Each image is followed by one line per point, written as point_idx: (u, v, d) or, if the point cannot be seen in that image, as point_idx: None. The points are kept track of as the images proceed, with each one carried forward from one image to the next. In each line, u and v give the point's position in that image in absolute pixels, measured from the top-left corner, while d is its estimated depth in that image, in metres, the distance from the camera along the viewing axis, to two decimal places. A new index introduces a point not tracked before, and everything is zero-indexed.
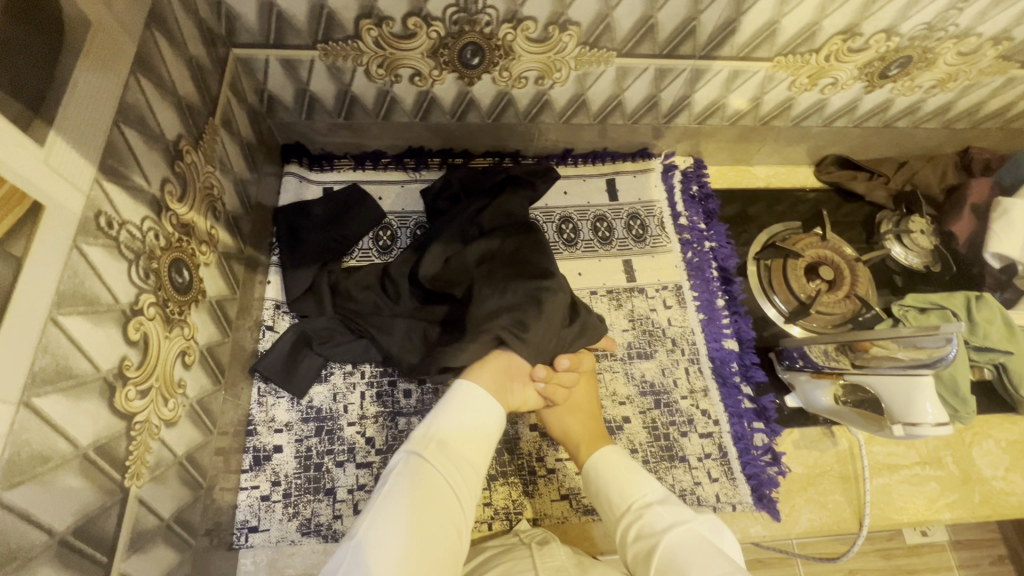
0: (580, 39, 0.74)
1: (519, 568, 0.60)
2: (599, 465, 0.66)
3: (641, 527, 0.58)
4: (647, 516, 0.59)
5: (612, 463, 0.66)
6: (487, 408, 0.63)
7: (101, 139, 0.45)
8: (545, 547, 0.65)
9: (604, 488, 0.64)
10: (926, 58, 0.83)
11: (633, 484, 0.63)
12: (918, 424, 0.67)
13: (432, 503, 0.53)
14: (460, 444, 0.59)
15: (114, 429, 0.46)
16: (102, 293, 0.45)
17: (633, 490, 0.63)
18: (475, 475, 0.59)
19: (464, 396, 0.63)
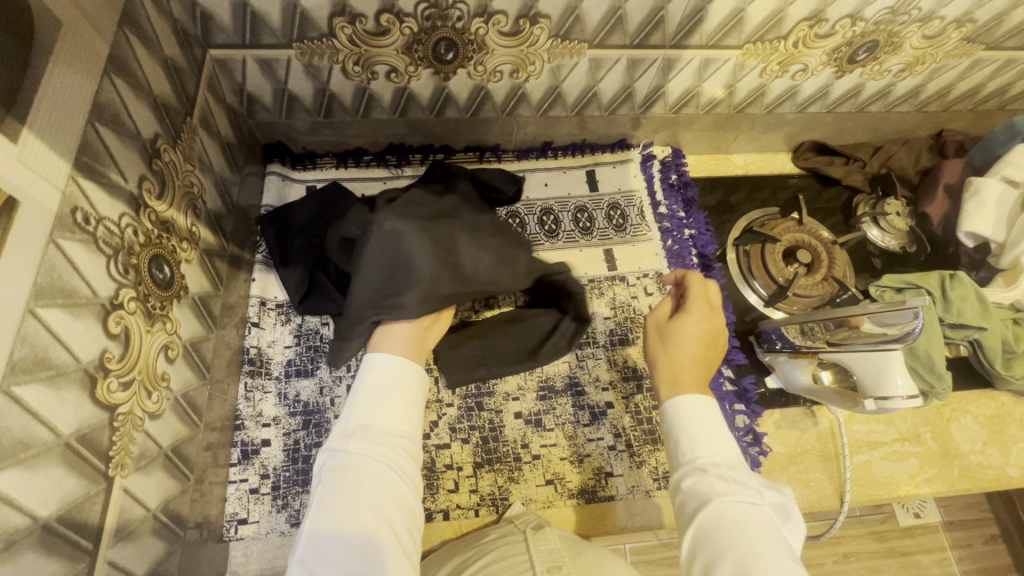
0: (551, 32, 0.76)
1: (513, 553, 0.61)
2: (681, 406, 0.59)
3: (702, 485, 0.53)
4: (711, 478, 0.54)
5: (694, 410, 0.58)
6: (398, 374, 0.60)
7: (75, 138, 0.47)
8: (539, 531, 0.66)
9: (680, 430, 0.58)
10: (892, 42, 0.84)
11: (704, 440, 0.56)
12: (889, 398, 0.68)
13: (370, 487, 0.52)
14: (382, 419, 0.57)
15: (96, 419, 0.48)
16: (81, 287, 0.47)
17: (700, 446, 0.56)
18: (406, 441, 0.57)
19: (376, 371, 0.60)
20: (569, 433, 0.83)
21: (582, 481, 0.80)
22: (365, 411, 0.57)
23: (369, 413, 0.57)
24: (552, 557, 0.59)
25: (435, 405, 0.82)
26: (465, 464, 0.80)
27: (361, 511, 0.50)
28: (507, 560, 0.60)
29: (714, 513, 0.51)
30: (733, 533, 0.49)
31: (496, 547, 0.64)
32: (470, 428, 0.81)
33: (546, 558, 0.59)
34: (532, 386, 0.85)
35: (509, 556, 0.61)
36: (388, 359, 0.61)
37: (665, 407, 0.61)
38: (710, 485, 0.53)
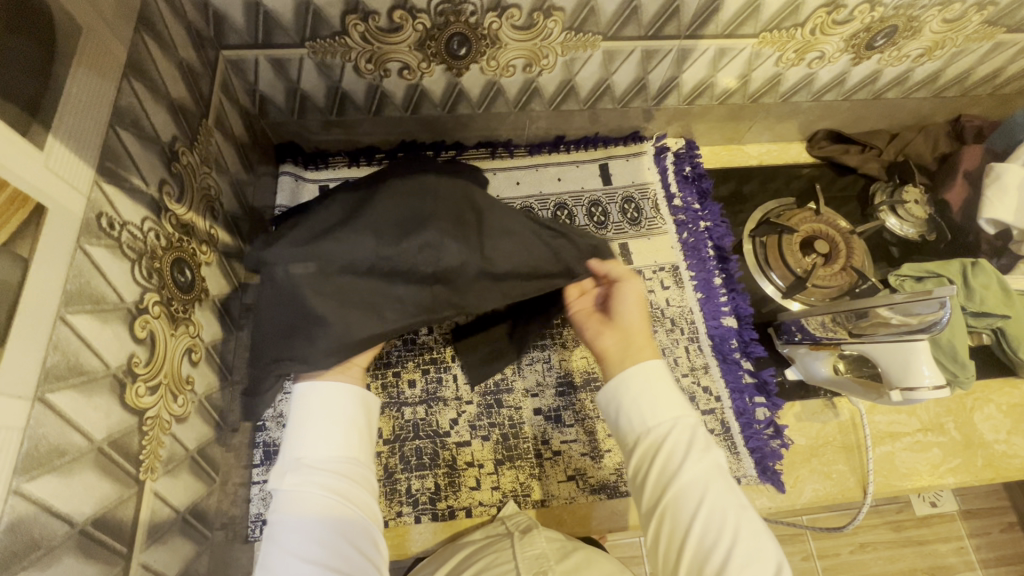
0: (565, 24, 0.75)
1: (499, 564, 0.61)
2: (627, 376, 0.61)
3: (653, 458, 0.57)
4: (665, 450, 0.57)
5: (648, 376, 0.60)
6: (329, 401, 0.57)
7: (98, 143, 0.47)
8: (526, 535, 0.66)
9: (629, 405, 0.60)
10: (911, 27, 0.83)
11: (660, 403, 0.59)
12: (916, 388, 0.67)
13: (315, 523, 0.51)
14: (323, 450, 0.56)
15: (126, 424, 0.48)
16: (107, 292, 0.47)
17: (657, 413, 0.59)
18: (350, 466, 0.56)
19: (314, 399, 0.58)
20: (589, 428, 0.82)
21: (603, 477, 0.80)
22: (305, 441, 0.56)
23: (308, 443, 0.56)
24: (539, 563, 0.60)
25: (454, 402, 0.82)
26: (486, 461, 0.80)
27: (311, 546, 0.50)
28: (493, 570, 0.60)
29: (681, 495, 0.54)
30: (691, 495, 0.54)
31: (482, 552, 0.65)
32: (490, 425, 0.81)
33: (532, 565, 0.60)
34: (551, 382, 0.85)
35: (495, 565, 0.61)
36: (321, 388, 0.58)
37: (634, 376, 0.61)
38: (674, 465, 0.56)
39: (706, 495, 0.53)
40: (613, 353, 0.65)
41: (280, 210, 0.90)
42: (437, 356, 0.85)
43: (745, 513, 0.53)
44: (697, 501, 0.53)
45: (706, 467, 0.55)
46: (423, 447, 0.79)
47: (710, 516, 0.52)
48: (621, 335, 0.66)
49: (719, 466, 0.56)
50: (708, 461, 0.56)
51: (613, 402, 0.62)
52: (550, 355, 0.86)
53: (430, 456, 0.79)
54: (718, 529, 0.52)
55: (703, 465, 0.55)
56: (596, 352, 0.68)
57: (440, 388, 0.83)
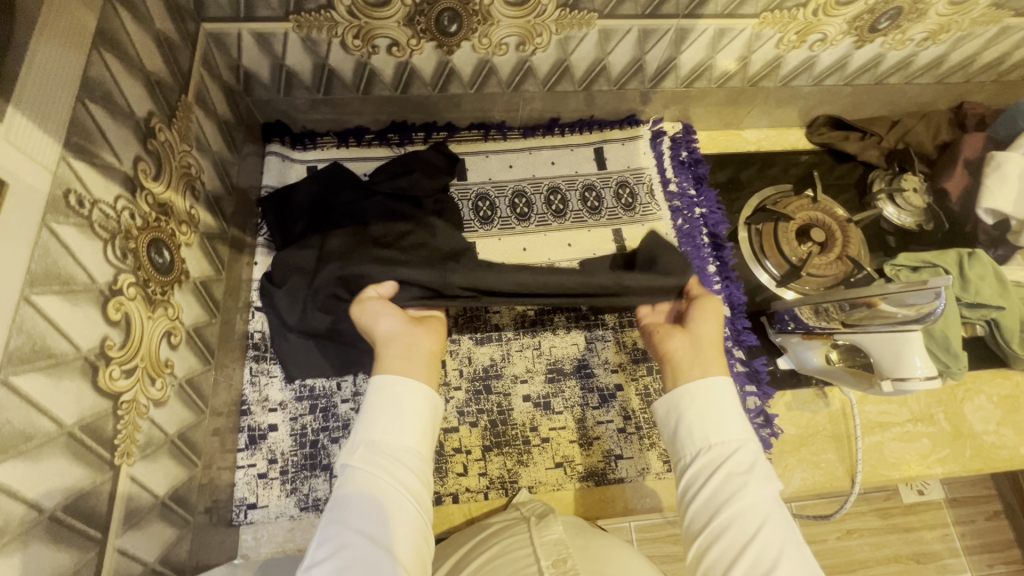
0: (560, 1, 0.72)
1: (519, 546, 0.60)
2: (691, 389, 0.62)
3: (710, 476, 0.58)
4: (727, 469, 0.57)
5: (716, 396, 0.61)
6: (393, 390, 0.58)
7: (65, 117, 0.44)
8: (544, 519, 0.65)
9: (698, 420, 0.61)
10: (916, 9, 0.81)
11: (733, 428, 0.60)
12: (907, 379, 0.66)
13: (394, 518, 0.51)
14: (414, 441, 0.56)
15: (99, 408, 0.47)
16: (77, 272, 0.45)
17: (723, 433, 0.60)
18: (412, 458, 0.55)
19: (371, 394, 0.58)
20: (578, 416, 0.82)
21: (591, 464, 0.80)
22: (364, 430, 0.56)
23: (371, 429, 0.56)
24: (557, 549, 0.58)
25: (443, 388, 0.81)
26: (474, 447, 0.79)
27: (363, 531, 0.49)
28: (513, 554, 0.59)
29: (742, 514, 0.54)
30: (749, 519, 0.54)
31: (500, 538, 0.63)
32: (479, 412, 0.81)
33: (552, 551, 0.58)
34: (541, 368, 0.84)
35: (513, 550, 0.60)
36: (387, 380, 0.58)
37: (709, 387, 0.62)
38: (734, 485, 0.56)
39: (768, 524, 0.54)
40: (681, 358, 0.66)
41: (268, 190, 0.88)
42: None
43: (804, 546, 0.53)
44: (759, 523, 0.54)
45: (769, 496, 0.56)
46: None
47: (765, 543, 0.52)
48: (692, 340, 0.67)
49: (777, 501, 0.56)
50: (771, 492, 0.56)
51: (677, 413, 0.63)
52: (540, 341, 0.85)
53: None
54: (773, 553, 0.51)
55: (765, 494, 0.55)
56: (661, 351, 0.69)
57: None
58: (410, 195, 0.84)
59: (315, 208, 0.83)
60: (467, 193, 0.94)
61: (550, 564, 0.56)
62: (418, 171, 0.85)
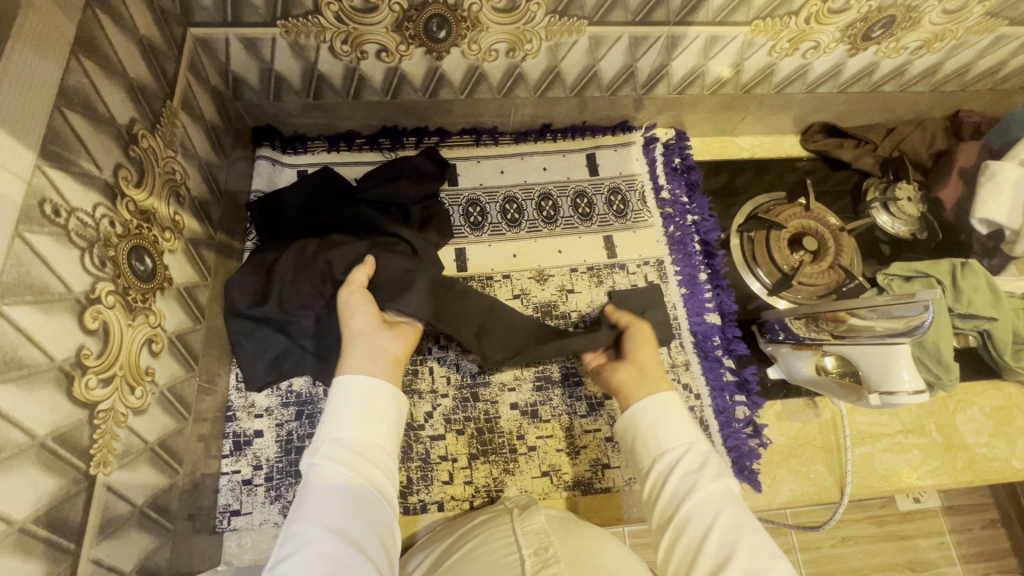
0: (549, 8, 0.72)
1: (501, 536, 0.60)
2: (643, 403, 0.64)
3: (667, 480, 0.58)
4: (680, 471, 0.58)
5: (662, 405, 0.63)
6: (360, 391, 0.58)
7: (41, 126, 0.44)
8: (526, 511, 0.65)
9: (648, 428, 0.62)
10: (909, 17, 0.80)
11: (682, 431, 0.61)
12: (895, 393, 0.66)
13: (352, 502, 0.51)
14: (372, 429, 0.57)
15: (74, 418, 0.46)
16: (52, 282, 0.45)
17: (674, 437, 0.61)
18: (373, 449, 0.56)
19: (335, 395, 0.58)
20: (566, 424, 0.81)
21: (578, 473, 0.79)
22: (331, 427, 0.56)
23: (338, 426, 0.56)
24: (539, 537, 0.57)
25: (430, 395, 0.81)
26: (460, 454, 0.79)
27: (325, 519, 0.49)
28: (495, 544, 0.58)
29: (695, 511, 0.55)
30: (702, 516, 0.54)
31: (483, 530, 0.63)
32: (465, 419, 0.80)
33: (534, 540, 0.57)
34: (529, 376, 0.83)
35: (495, 540, 0.59)
36: (354, 381, 0.59)
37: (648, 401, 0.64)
38: (689, 483, 0.57)
39: (722, 517, 0.54)
40: (628, 386, 0.68)
41: (257, 195, 0.88)
42: (412, 348, 0.83)
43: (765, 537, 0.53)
44: (712, 516, 0.54)
45: (722, 490, 0.56)
46: None
47: (721, 538, 0.52)
48: (635, 368, 0.70)
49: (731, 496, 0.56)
50: (721, 486, 0.56)
51: (635, 422, 0.64)
52: None
53: (404, 449, 0.78)
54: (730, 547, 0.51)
55: (716, 489, 0.56)
56: (613, 386, 0.71)
57: (416, 380, 0.82)
58: (397, 202, 0.84)
59: (303, 216, 0.82)
60: (458, 198, 0.94)
61: (531, 552, 0.55)
62: (403, 177, 0.85)
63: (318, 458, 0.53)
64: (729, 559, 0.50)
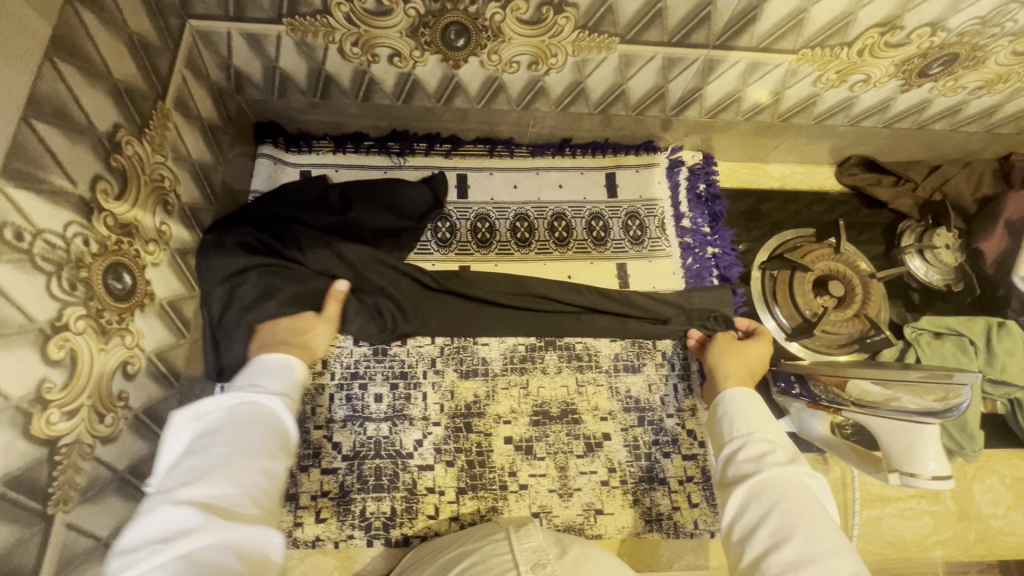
0: (578, 23, 0.66)
1: (495, 552, 0.56)
2: (725, 397, 0.65)
3: (735, 457, 0.58)
4: (750, 452, 0.58)
5: (739, 398, 0.64)
6: (300, 369, 0.59)
7: (5, 143, 0.40)
8: (522, 528, 0.61)
9: (723, 416, 0.63)
10: (974, 56, 0.73)
11: (758, 423, 0.61)
12: (916, 475, 0.61)
13: (285, 445, 0.49)
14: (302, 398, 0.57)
15: (31, 457, 0.43)
16: (10, 314, 0.41)
17: (742, 423, 0.61)
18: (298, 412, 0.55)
19: (285, 364, 0.58)
20: (560, 463, 0.78)
21: (569, 517, 0.76)
22: (276, 383, 0.55)
23: (285, 385, 0.55)
24: (536, 555, 0.55)
25: (421, 422, 0.78)
26: (448, 488, 0.76)
27: (262, 448, 0.46)
28: (489, 561, 0.55)
29: (750, 494, 0.54)
30: (762, 496, 0.54)
31: (474, 549, 0.59)
32: (456, 450, 0.77)
33: (531, 557, 0.54)
34: (526, 410, 0.79)
35: (489, 557, 0.56)
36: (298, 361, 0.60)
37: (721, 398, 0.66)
38: (755, 465, 0.56)
39: (780, 494, 0.53)
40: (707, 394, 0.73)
41: (256, 195, 0.83)
42: (407, 370, 0.79)
43: (818, 516, 0.51)
44: (773, 498, 0.53)
45: (793, 475, 0.55)
46: (383, 468, 0.76)
47: (780, 521, 0.51)
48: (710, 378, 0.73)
49: (800, 479, 0.55)
50: (789, 470, 0.55)
51: (717, 412, 0.64)
52: (528, 380, 0.81)
53: (389, 477, 0.75)
54: (786, 528, 0.50)
55: (783, 472, 0.55)
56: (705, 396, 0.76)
57: (407, 406, 0.78)
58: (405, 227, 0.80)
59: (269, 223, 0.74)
60: (467, 212, 0.89)
61: (529, 569, 0.52)
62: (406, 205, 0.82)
63: (271, 395, 0.52)
64: (783, 542, 0.49)
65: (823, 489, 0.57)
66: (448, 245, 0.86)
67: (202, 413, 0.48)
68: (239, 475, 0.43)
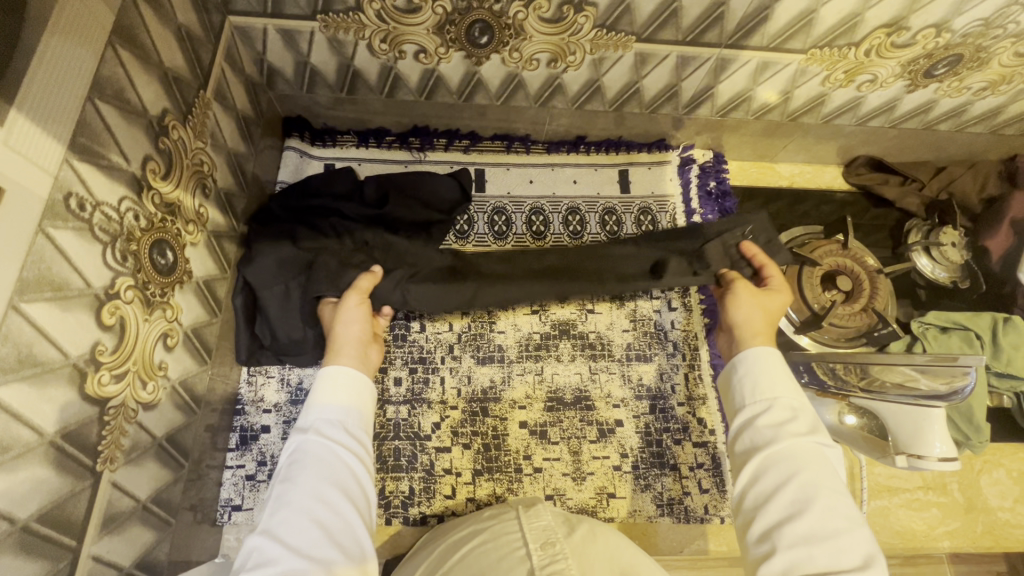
0: (596, 21, 0.69)
1: (505, 531, 0.58)
2: (743, 357, 0.63)
3: (750, 424, 0.58)
4: (768, 419, 0.57)
5: (759, 360, 0.62)
6: (350, 380, 0.59)
7: (73, 119, 0.43)
8: (531, 509, 0.63)
9: (739, 378, 0.62)
10: (978, 57, 0.76)
11: (779, 387, 0.59)
12: (923, 457, 0.64)
13: (335, 484, 0.51)
14: (358, 417, 0.58)
15: (85, 415, 0.46)
16: (72, 278, 0.44)
17: (766, 387, 0.60)
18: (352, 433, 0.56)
19: (331, 383, 0.58)
20: (574, 448, 0.80)
21: (582, 500, 0.78)
22: (323, 411, 0.57)
23: (334, 405, 0.57)
24: (546, 534, 0.56)
25: (438, 406, 0.80)
26: (464, 469, 0.78)
27: (315, 501, 0.49)
28: (501, 538, 0.56)
29: (766, 464, 0.54)
30: (779, 467, 0.54)
31: (486, 528, 0.61)
32: (472, 433, 0.79)
33: (540, 535, 0.55)
34: (541, 395, 0.82)
35: (501, 535, 0.57)
36: (341, 369, 0.59)
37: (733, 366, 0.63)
38: (773, 432, 0.56)
39: (798, 465, 0.53)
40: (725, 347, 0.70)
41: (282, 186, 0.87)
42: (426, 356, 0.82)
43: (832, 490, 0.52)
44: (790, 471, 0.53)
45: (812, 445, 0.54)
46: (401, 449, 0.78)
47: (797, 492, 0.52)
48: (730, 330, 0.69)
49: (819, 448, 0.55)
50: (810, 439, 0.55)
51: (733, 373, 0.63)
52: (542, 367, 0.83)
53: (408, 458, 0.78)
54: (801, 503, 0.51)
55: (803, 442, 0.55)
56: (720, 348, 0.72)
57: (426, 389, 0.81)
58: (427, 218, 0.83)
59: (299, 212, 0.79)
60: (484, 205, 0.92)
61: (538, 547, 0.53)
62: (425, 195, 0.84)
63: (317, 438, 0.54)
64: (800, 515, 0.51)
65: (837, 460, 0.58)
66: (466, 237, 0.89)
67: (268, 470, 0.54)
68: (300, 533, 0.47)
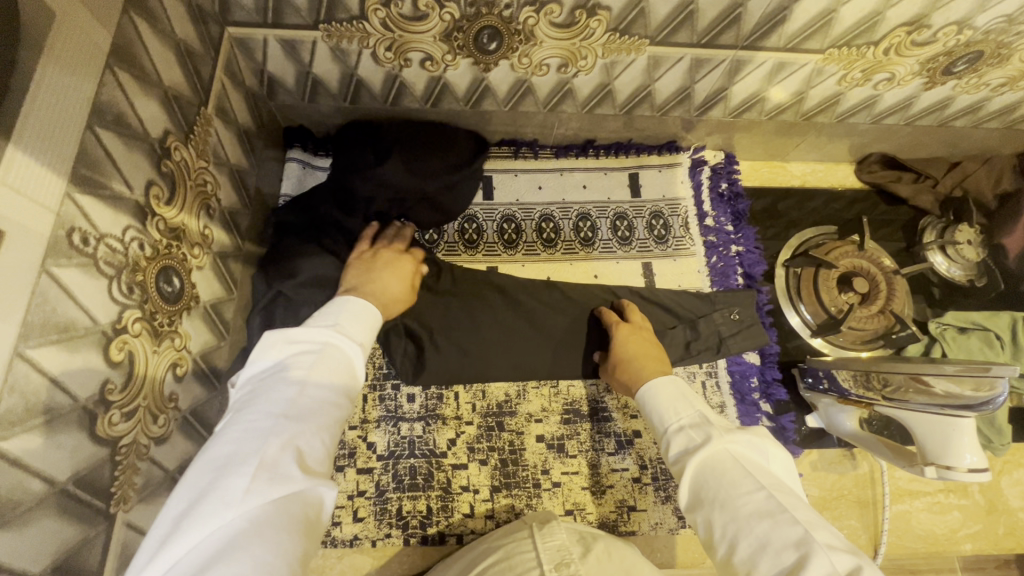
0: (609, 25, 0.67)
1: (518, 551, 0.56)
2: (645, 392, 0.61)
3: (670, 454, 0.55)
4: (679, 444, 0.54)
5: (655, 392, 0.60)
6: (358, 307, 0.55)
7: (72, 150, 0.41)
8: (546, 526, 0.61)
9: (648, 414, 0.60)
10: (999, 54, 0.74)
11: (676, 411, 0.57)
12: (953, 467, 0.63)
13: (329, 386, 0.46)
14: (357, 326, 0.53)
15: (95, 458, 0.44)
16: (78, 317, 0.42)
17: (664, 412, 0.58)
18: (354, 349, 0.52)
19: (346, 305, 0.55)
20: (592, 461, 0.79)
21: (601, 514, 0.77)
22: (335, 319, 0.52)
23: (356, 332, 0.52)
24: (560, 554, 0.54)
25: (453, 422, 0.78)
26: (482, 486, 0.77)
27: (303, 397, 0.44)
28: (513, 558, 0.55)
29: (693, 492, 0.50)
30: (703, 491, 0.49)
31: (502, 544, 0.60)
32: (489, 449, 0.78)
33: (555, 556, 0.54)
34: (557, 408, 0.80)
35: (516, 554, 0.56)
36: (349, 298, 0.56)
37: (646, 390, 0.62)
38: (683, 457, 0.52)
39: (715, 482, 0.49)
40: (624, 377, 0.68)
41: (285, 199, 0.84)
42: None
43: (755, 493, 0.46)
44: (709, 495, 0.49)
45: (718, 451, 0.51)
46: (417, 467, 0.76)
47: (724, 513, 0.47)
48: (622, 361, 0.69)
49: (727, 447, 0.51)
50: (716, 443, 0.51)
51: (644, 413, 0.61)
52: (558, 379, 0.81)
53: (425, 476, 0.76)
54: (730, 523, 0.46)
55: (707, 450, 0.51)
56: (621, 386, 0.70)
57: (440, 405, 0.79)
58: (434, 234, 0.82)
59: (305, 228, 0.76)
60: (492, 213, 0.90)
61: (553, 568, 0.52)
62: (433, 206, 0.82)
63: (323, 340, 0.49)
64: (736, 537, 0.45)
65: (761, 446, 0.52)
66: (475, 247, 0.87)
67: (293, 340, 0.47)
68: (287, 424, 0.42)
